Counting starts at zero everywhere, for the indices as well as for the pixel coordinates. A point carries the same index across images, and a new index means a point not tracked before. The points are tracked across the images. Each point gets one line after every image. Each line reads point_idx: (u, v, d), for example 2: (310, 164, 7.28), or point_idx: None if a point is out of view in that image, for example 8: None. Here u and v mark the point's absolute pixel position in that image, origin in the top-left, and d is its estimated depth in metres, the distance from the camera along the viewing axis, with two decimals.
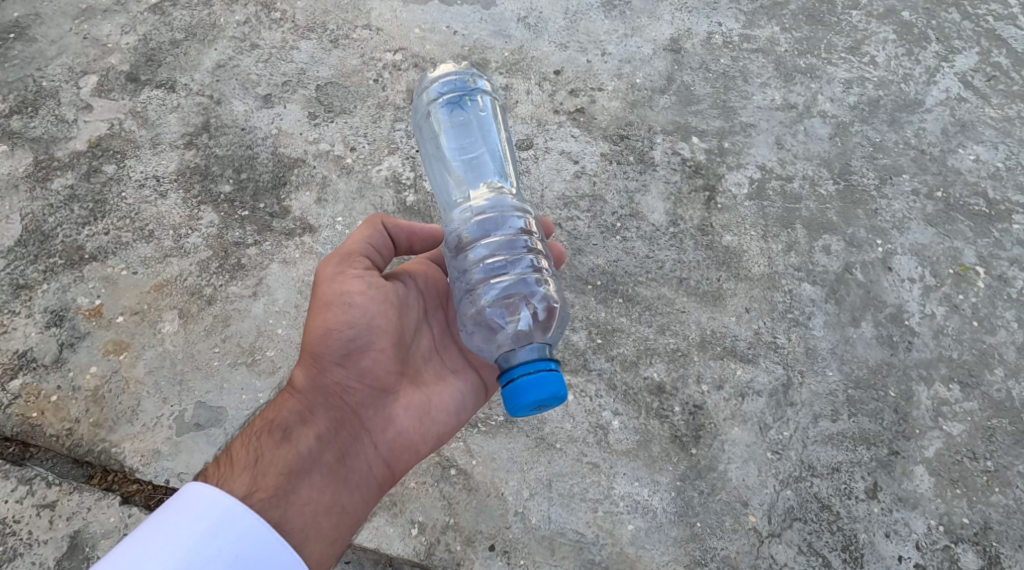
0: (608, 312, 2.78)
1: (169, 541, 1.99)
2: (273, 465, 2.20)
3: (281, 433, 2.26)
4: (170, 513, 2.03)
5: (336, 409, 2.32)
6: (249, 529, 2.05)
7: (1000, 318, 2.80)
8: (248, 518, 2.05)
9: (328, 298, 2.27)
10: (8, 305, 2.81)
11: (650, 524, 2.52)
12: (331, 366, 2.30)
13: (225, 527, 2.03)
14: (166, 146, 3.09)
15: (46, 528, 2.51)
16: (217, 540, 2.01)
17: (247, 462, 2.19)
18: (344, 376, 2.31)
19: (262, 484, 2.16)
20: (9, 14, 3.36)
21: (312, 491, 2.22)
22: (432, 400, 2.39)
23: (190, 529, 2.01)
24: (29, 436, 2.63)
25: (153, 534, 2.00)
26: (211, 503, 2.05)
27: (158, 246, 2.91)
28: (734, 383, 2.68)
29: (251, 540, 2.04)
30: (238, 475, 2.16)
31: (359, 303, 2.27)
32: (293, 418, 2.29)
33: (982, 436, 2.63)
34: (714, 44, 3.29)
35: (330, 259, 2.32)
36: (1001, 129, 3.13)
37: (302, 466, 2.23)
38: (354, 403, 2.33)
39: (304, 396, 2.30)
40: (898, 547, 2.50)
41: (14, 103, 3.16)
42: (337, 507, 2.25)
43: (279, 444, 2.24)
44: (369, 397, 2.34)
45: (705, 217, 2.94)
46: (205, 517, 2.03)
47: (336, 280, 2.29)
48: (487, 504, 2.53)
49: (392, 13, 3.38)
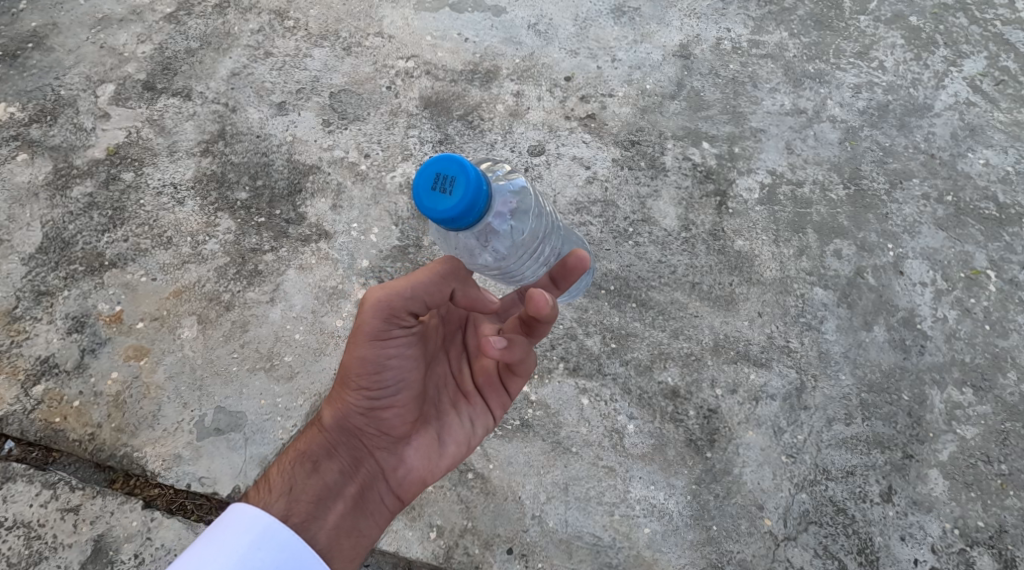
0: (621, 317, 2.80)
1: (219, 554, 2.05)
2: (304, 493, 2.25)
3: (310, 465, 2.29)
4: (217, 530, 2.10)
5: (359, 446, 2.32)
6: (287, 542, 2.12)
7: (1012, 322, 2.81)
8: (286, 532, 2.12)
9: (362, 351, 2.19)
10: (30, 311, 2.85)
11: (666, 527, 2.55)
12: (359, 410, 2.27)
13: (267, 539, 2.10)
14: (183, 154, 3.13)
15: (70, 532, 2.56)
16: (261, 552, 2.08)
17: (282, 490, 2.25)
18: (368, 419, 2.28)
19: (295, 510, 2.21)
20: (27, 24, 3.41)
21: (335, 519, 2.26)
22: (443, 433, 2.38)
23: (237, 542, 2.08)
24: (52, 441, 2.68)
25: (203, 549, 2.06)
26: (253, 520, 2.12)
27: (177, 253, 2.95)
28: (747, 387, 2.71)
29: (292, 551, 2.12)
30: (274, 500, 2.22)
31: (390, 351, 2.21)
32: (319, 452, 2.31)
33: (996, 439, 2.65)
34: (723, 50, 3.32)
35: (370, 308, 2.15)
36: (1010, 133, 3.15)
37: (327, 496, 2.27)
38: (375, 442, 2.31)
39: (330, 433, 2.31)
40: (914, 550, 2.53)
41: (34, 112, 3.21)
42: (354, 531, 2.28)
43: (309, 476, 2.27)
44: (389, 437, 2.31)
45: (716, 222, 2.96)
46: (249, 531, 2.10)
47: (379, 336, 2.19)
48: (505, 508, 2.56)
49: (403, 20, 3.41)
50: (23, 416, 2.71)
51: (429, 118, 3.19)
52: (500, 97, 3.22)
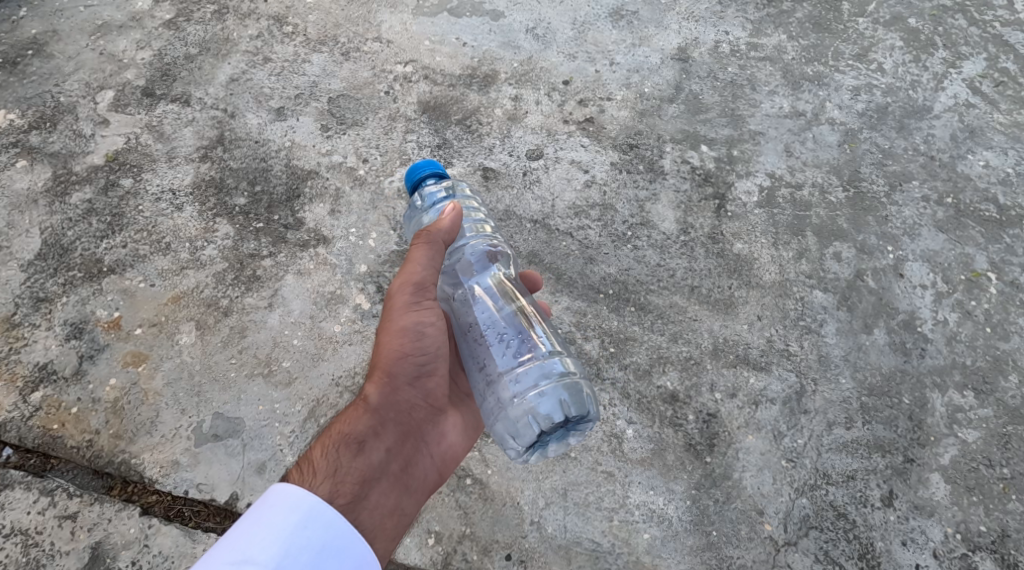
0: (620, 321, 2.79)
1: (265, 534, 2.02)
2: (350, 474, 2.22)
3: (356, 445, 2.27)
4: (264, 508, 2.07)
5: (404, 424, 2.36)
6: (333, 520, 2.09)
7: (1013, 324, 2.79)
8: (331, 510, 2.09)
9: (403, 324, 2.36)
10: (29, 318, 2.85)
11: (665, 533, 2.53)
12: (403, 385, 2.37)
13: (313, 519, 2.07)
14: (182, 160, 3.13)
15: (68, 539, 2.55)
16: (308, 531, 2.05)
17: (327, 471, 2.20)
18: (412, 394, 2.38)
19: (342, 490, 2.18)
20: (27, 30, 3.43)
21: (380, 498, 2.24)
22: (472, 413, 2.53)
23: (284, 521, 2.04)
24: (50, 448, 2.67)
25: (249, 528, 2.04)
26: (299, 499, 2.08)
27: (175, 258, 2.94)
28: (747, 391, 2.69)
29: (337, 530, 2.08)
30: (319, 482, 2.17)
31: (425, 323, 2.37)
32: (365, 431, 2.30)
33: (998, 443, 2.64)
34: (721, 52, 3.32)
35: (404, 287, 2.37)
36: (1010, 135, 3.13)
37: (373, 474, 2.26)
38: (418, 420, 2.39)
39: (377, 412, 2.32)
40: (916, 555, 2.51)
41: (33, 118, 3.22)
42: (397, 510, 2.28)
43: (356, 456, 2.25)
44: (429, 414, 2.41)
45: (715, 225, 2.95)
46: (296, 511, 2.06)
47: (413, 309, 2.38)
48: (503, 513, 2.55)
49: (402, 26, 3.42)
50: (21, 423, 2.71)
51: (427, 122, 3.19)
52: (498, 102, 3.22)
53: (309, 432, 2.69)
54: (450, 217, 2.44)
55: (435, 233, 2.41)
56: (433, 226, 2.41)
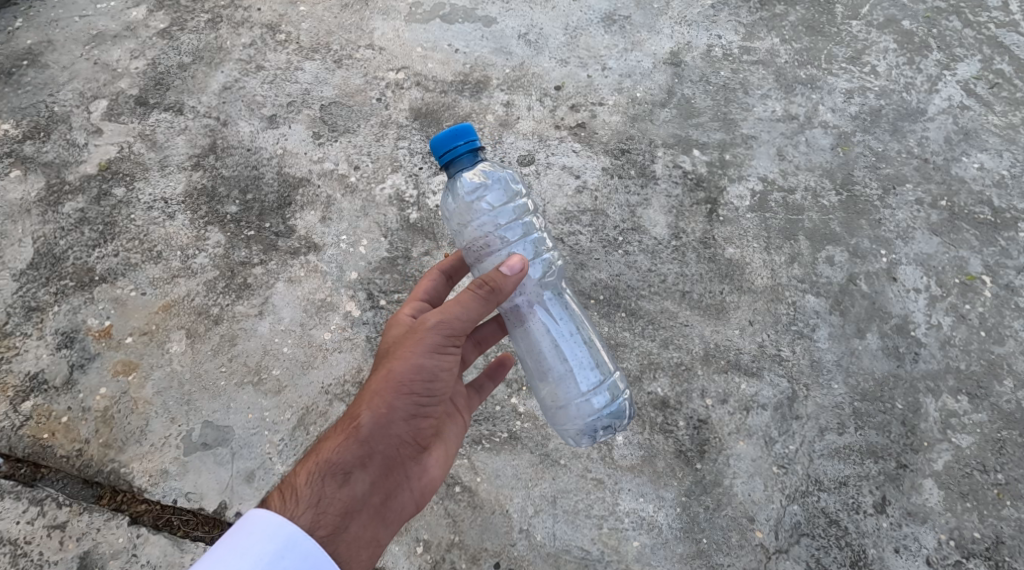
0: (611, 326, 2.77)
1: (241, 560, 1.97)
2: (332, 505, 2.10)
3: (342, 475, 2.13)
4: (241, 535, 2.01)
5: (393, 458, 2.21)
6: (311, 551, 2.02)
7: (1008, 328, 2.76)
8: (309, 542, 2.02)
9: (421, 360, 2.18)
10: (20, 328, 2.85)
11: (655, 540, 2.51)
12: (401, 420, 2.19)
13: (291, 549, 2.01)
14: (174, 168, 3.13)
15: (56, 549, 2.54)
16: (285, 561, 1.99)
17: (310, 501, 2.09)
18: (405, 430, 2.21)
19: (323, 521, 2.08)
20: (23, 41, 3.45)
21: (360, 530, 2.14)
22: (451, 440, 2.39)
23: (261, 550, 1.99)
24: (40, 458, 2.67)
25: (226, 554, 1.98)
26: (277, 527, 2.02)
27: (166, 267, 2.94)
28: (739, 397, 2.67)
29: (316, 561, 2.02)
30: (301, 512, 2.07)
31: (440, 364, 2.21)
32: (353, 461, 2.14)
33: (992, 448, 2.60)
34: (713, 57, 3.30)
35: (437, 328, 2.18)
36: (1005, 137, 3.10)
37: (355, 507, 2.13)
38: (406, 455, 2.24)
39: (370, 444, 2.16)
40: (908, 562, 2.48)
41: (27, 128, 3.23)
42: (374, 541, 2.17)
43: (340, 488, 2.11)
44: (418, 449, 2.27)
45: (706, 230, 2.93)
46: (273, 540, 2.00)
47: (436, 348, 2.20)
48: (492, 521, 2.53)
49: (394, 33, 3.43)
50: (13, 432, 2.71)
51: (418, 129, 3.18)
52: (489, 108, 3.21)
53: (297, 441, 2.68)
54: (515, 279, 2.20)
55: (497, 290, 2.18)
56: (495, 281, 2.17)
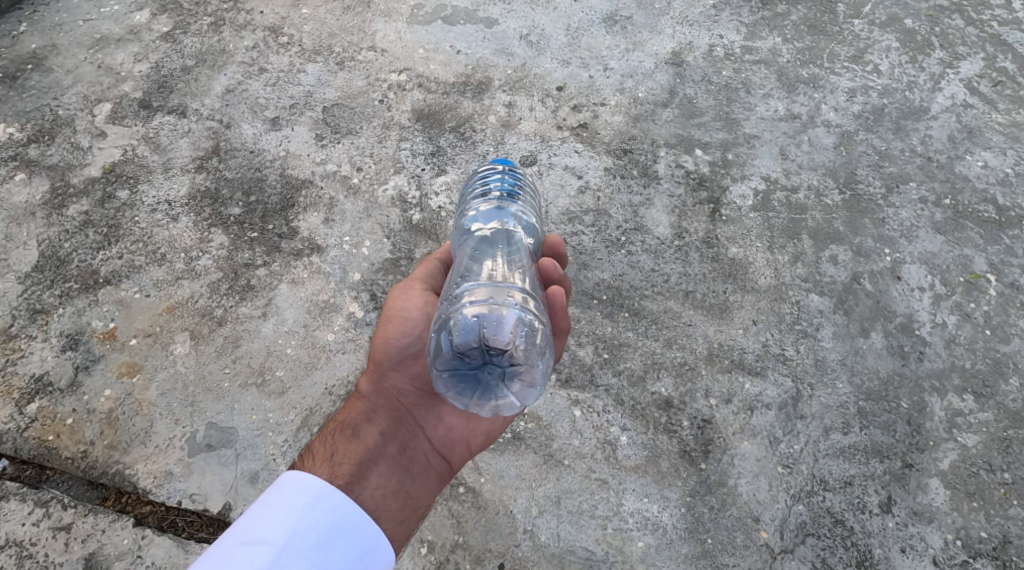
0: (614, 326, 2.77)
1: (274, 514, 2.03)
2: (346, 458, 2.24)
3: (350, 431, 2.31)
4: (272, 495, 2.07)
5: (397, 410, 2.38)
6: (341, 503, 2.09)
7: (1013, 326, 2.76)
8: (337, 494, 2.09)
9: (388, 312, 2.43)
10: (25, 329, 2.86)
11: (660, 541, 2.50)
12: (390, 371, 2.41)
13: (321, 502, 2.07)
14: (178, 171, 3.14)
15: (62, 551, 2.55)
16: (316, 512, 2.05)
17: (325, 456, 2.23)
18: (402, 380, 2.40)
19: (339, 472, 2.19)
20: (27, 45, 3.46)
21: (379, 478, 2.23)
22: None
23: (292, 504, 2.05)
24: (45, 459, 2.67)
25: (259, 512, 2.04)
26: (305, 485, 2.09)
27: (170, 269, 2.95)
28: (742, 397, 2.67)
29: (345, 512, 2.08)
30: (317, 466, 2.19)
31: (411, 309, 2.40)
32: (358, 418, 2.35)
33: (998, 447, 2.59)
34: (715, 57, 3.30)
35: (394, 287, 2.49)
36: (1009, 135, 3.09)
37: (370, 457, 2.26)
38: (410, 404, 2.39)
39: (368, 399, 2.38)
40: (915, 562, 2.46)
41: (32, 132, 3.23)
42: (402, 491, 2.26)
43: (349, 440, 2.29)
44: (423, 397, 2.40)
45: (710, 229, 2.93)
46: (303, 495, 2.07)
47: (396, 296, 2.45)
48: (495, 521, 2.53)
49: (396, 34, 3.43)
50: (17, 434, 2.71)
51: (420, 130, 3.19)
52: (492, 108, 3.22)
53: (301, 442, 2.68)
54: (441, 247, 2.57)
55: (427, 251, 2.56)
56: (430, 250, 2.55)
